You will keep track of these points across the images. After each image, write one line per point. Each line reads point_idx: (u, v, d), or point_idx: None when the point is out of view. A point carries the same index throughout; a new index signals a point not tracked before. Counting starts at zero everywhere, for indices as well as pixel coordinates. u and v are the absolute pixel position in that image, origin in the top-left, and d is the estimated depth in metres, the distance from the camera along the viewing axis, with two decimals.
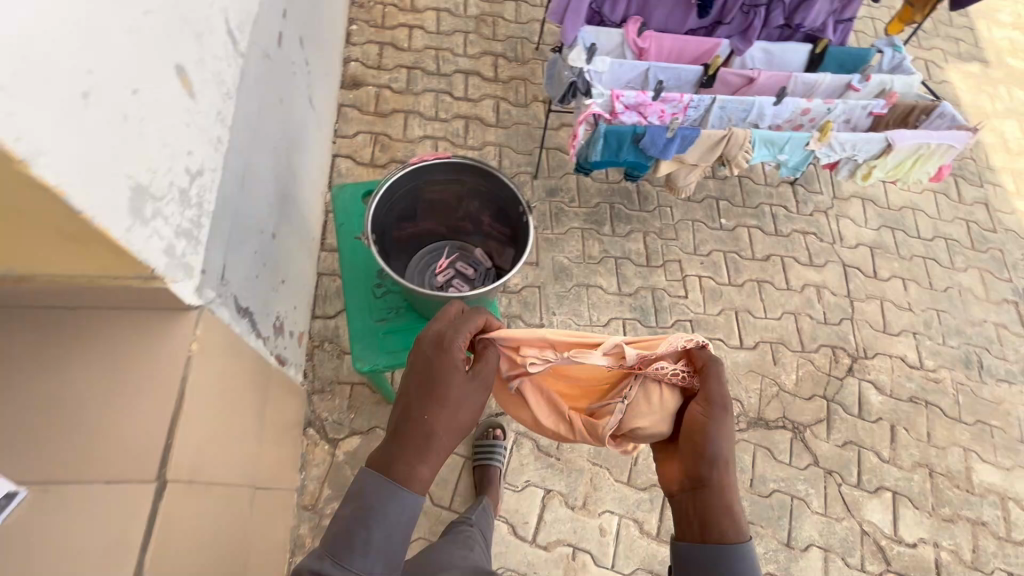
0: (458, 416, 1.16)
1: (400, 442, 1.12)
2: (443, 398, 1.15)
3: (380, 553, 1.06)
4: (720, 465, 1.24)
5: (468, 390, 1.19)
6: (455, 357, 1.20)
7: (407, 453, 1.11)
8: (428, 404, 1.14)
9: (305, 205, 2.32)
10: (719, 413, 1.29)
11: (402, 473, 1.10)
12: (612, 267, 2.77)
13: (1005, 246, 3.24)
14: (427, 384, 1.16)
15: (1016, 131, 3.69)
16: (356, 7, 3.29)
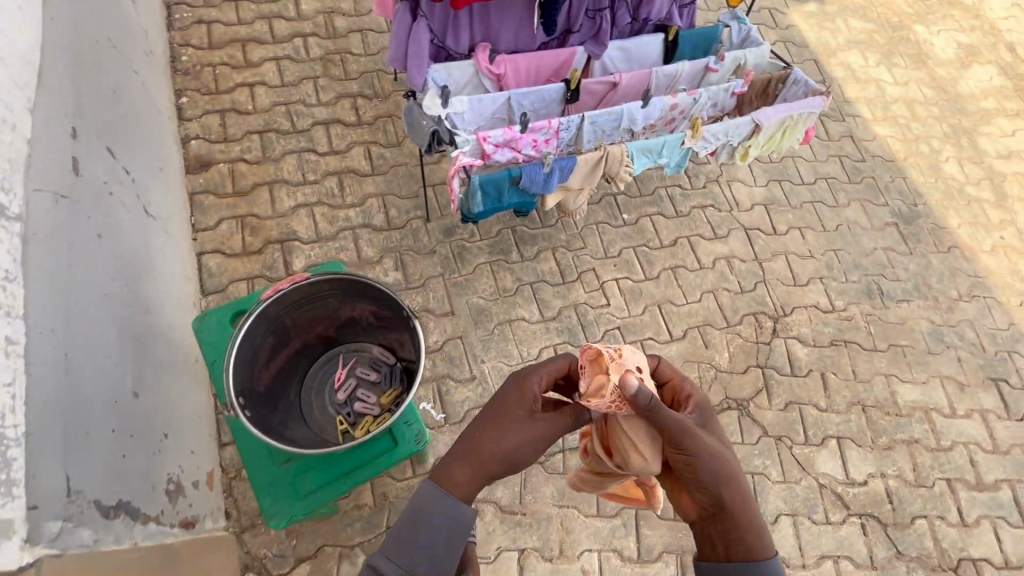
0: (509, 440, 1.26)
1: (461, 456, 1.24)
2: (503, 423, 1.28)
3: (426, 557, 1.13)
4: (720, 488, 1.23)
5: (526, 418, 1.29)
6: (529, 391, 1.33)
7: (459, 465, 1.22)
8: (490, 423, 1.28)
9: (175, 330, 2.02)
10: (697, 441, 1.24)
11: (451, 484, 1.20)
12: (530, 295, 2.67)
13: (875, 172, 3.47)
14: (500, 408, 1.31)
15: (860, 60, 3.94)
16: (181, 76, 2.90)
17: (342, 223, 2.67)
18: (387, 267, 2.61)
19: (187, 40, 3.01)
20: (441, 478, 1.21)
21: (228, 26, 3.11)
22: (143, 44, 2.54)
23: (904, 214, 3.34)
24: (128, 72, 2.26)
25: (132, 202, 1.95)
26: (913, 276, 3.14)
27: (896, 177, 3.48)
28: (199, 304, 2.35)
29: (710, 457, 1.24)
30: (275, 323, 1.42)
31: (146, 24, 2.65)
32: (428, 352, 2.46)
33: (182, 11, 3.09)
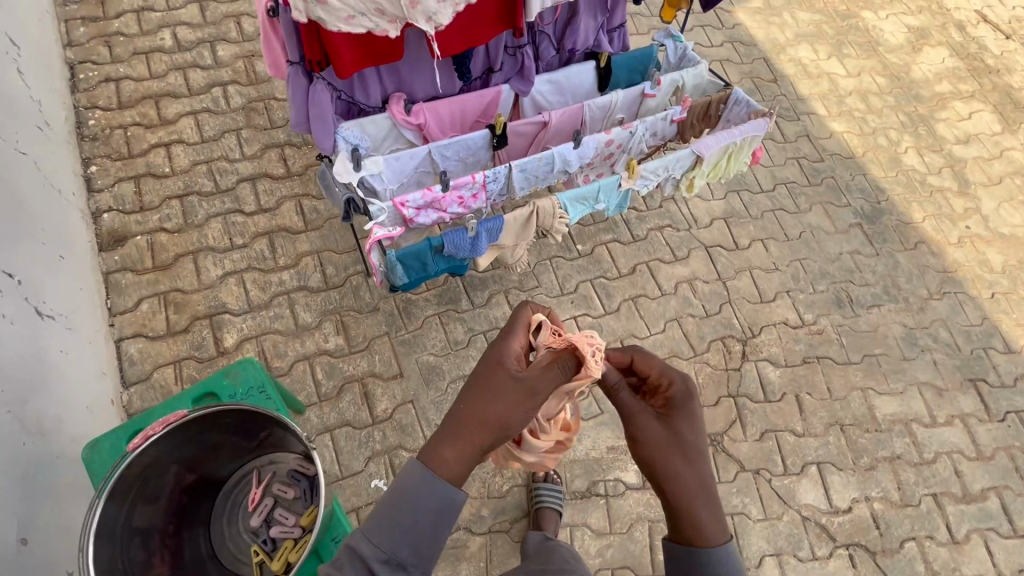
0: (495, 410, 1.07)
1: (446, 435, 1.06)
2: (486, 393, 1.09)
3: (409, 543, 0.97)
4: (663, 481, 1.08)
5: (511, 385, 1.09)
6: (509, 347, 1.17)
7: (446, 445, 1.05)
8: (470, 398, 1.09)
9: (85, 441, 1.82)
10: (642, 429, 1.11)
11: (441, 467, 1.03)
12: (484, 346, 2.51)
13: (835, 171, 3.36)
14: (478, 378, 1.12)
15: (811, 54, 3.83)
16: (88, 142, 2.67)
17: (275, 288, 2.48)
18: (328, 332, 2.43)
19: (94, 102, 2.78)
20: (427, 463, 1.04)
21: (138, 82, 2.89)
22: (35, 116, 2.32)
23: (867, 213, 3.24)
24: (13, 153, 2.06)
25: (18, 305, 1.75)
26: (882, 279, 3.04)
27: (856, 174, 3.37)
28: (119, 399, 2.14)
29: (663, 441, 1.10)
30: (158, 461, 1.25)
31: (38, 93, 2.43)
32: (378, 422, 2.29)
33: (87, 70, 2.86)
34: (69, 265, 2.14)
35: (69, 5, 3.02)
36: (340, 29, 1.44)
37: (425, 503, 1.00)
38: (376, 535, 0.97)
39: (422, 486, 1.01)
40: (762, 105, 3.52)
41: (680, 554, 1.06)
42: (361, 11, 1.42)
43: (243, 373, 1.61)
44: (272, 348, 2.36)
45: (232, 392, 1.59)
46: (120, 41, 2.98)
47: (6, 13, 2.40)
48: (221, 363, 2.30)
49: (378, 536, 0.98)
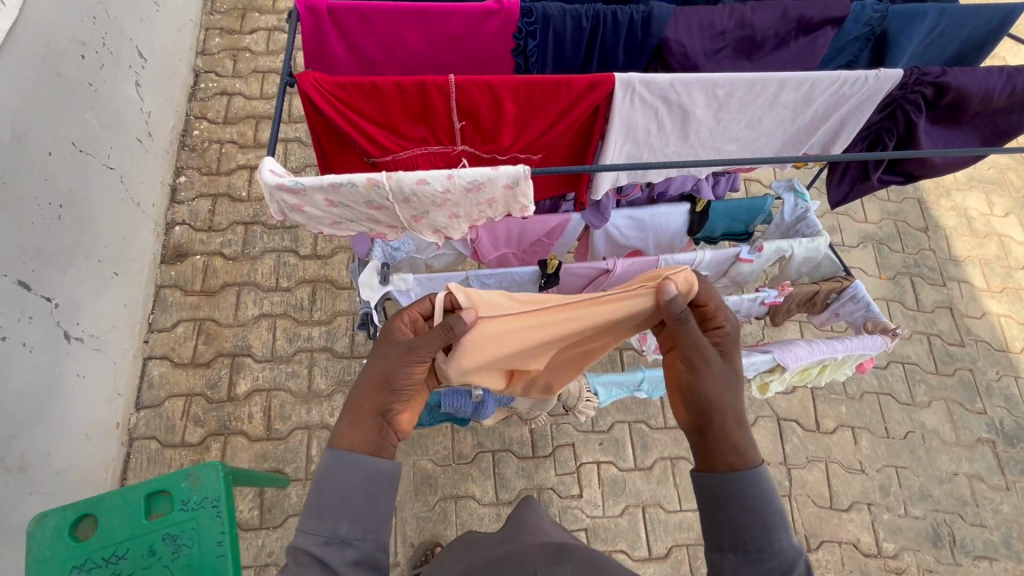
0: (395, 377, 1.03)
1: (353, 419, 1.00)
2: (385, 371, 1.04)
3: (346, 514, 0.91)
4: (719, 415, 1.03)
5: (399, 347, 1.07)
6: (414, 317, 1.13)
7: (352, 423, 1.00)
8: (375, 385, 1.03)
9: (68, 473, 1.85)
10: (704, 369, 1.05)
11: (353, 439, 0.98)
12: (488, 468, 2.25)
13: (975, 363, 2.69)
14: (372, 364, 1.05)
15: (982, 206, 3.13)
16: (186, 151, 2.79)
17: (301, 344, 2.41)
18: (336, 405, 2.31)
19: (203, 113, 2.90)
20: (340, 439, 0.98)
21: (247, 100, 2.96)
22: (138, 129, 2.43)
23: (1006, 430, 2.56)
24: (99, 168, 2.14)
25: (45, 329, 1.80)
26: (1005, 523, 2.38)
27: (1004, 374, 2.69)
28: (126, 421, 2.17)
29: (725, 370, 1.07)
30: None
31: (150, 104, 2.55)
32: None
33: (208, 80, 2.99)
34: (119, 282, 2.21)
35: (213, 14, 3.18)
36: (322, 231, 1.02)
37: (346, 478, 0.94)
38: (317, 522, 0.90)
39: (339, 459, 0.95)
40: (899, 257, 2.92)
41: (710, 482, 0.98)
42: (348, 219, 0.99)
43: (203, 478, 1.49)
44: (278, 408, 2.29)
45: (186, 497, 1.47)
46: (246, 57, 3.08)
47: (143, 27, 2.54)
48: (226, 410, 2.27)
49: (308, 521, 0.91)
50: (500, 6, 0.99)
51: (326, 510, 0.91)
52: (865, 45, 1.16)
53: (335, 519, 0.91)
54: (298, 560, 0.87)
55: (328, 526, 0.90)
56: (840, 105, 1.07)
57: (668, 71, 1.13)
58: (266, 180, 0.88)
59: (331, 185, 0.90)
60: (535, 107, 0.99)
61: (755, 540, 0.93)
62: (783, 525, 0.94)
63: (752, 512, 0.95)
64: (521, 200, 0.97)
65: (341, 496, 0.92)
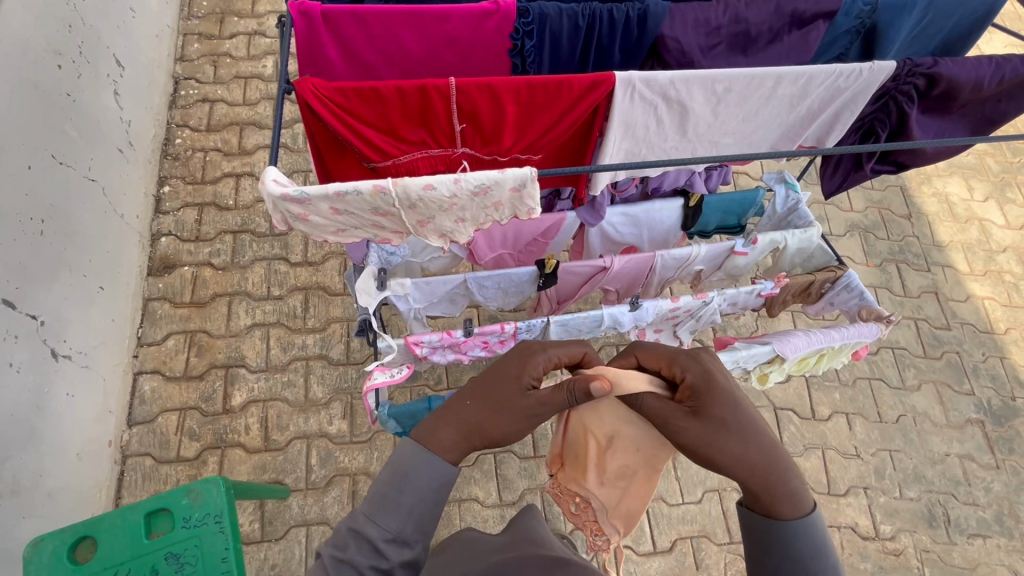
0: (503, 418, 0.96)
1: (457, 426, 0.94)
2: (501, 398, 0.97)
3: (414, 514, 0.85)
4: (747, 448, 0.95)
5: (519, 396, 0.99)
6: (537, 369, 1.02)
7: (442, 424, 0.94)
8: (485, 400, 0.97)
9: (62, 494, 1.81)
10: (685, 424, 0.99)
11: (455, 442, 0.93)
12: (490, 470, 2.25)
13: (961, 346, 2.76)
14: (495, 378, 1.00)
15: (963, 191, 3.20)
16: (169, 160, 2.73)
17: (296, 352, 2.38)
18: (334, 413, 2.29)
19: (185, 120, 2.84)
20: (425, 433, 0.93)
21: (230, 107, 2.91)
22: (119, 139, 2.37)
23: (994, 410, 2.62)
24: (81, 180, 2.09)
25: (32, 348, 1.75)
26: (996, 501, 2.44)
27: (989, 355, 2.76)
28: (118, 439, 2.12)
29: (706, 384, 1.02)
30: None
31: (130, 113, 2.50)
32: None
33: (189, 87, 2.93)
34: (106, 297, 2.16)
35: (191, 19, 3.11)
36: (326, 240, 1.01)
37: (423, 482, 0.87)
38: (379, 514, 0.84)
39: (421, 453, 0.90)
40: (885, 244, 2.97)
41: (753, 525, 0.90)
42: (353, 227, 0.97)
43: (204, 494, 1.47)
44: (275, 418, 2.25)
45: (187, 515, 1.45)
46: (226, 62, 3.02)
47: (120, 34, 2.48)
48: (223, 422, 2.23)
49: (377, 514, 0.85)
50: (496, 6, 0.98)
51: (395, 506, 0.85)
52: (855, 38, 1.17)
53: (401, 517, 0.85)
54: (359, 545, 0.83)
55: (395, 525, 0.84)
56: (836, 97, 1.08)
57: (664, 67, 1.14)
58: (270, 190, 0.86)
59: (337, 194, 0.89)
60: (537, 108, 0.98)
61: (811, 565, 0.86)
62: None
63: (796, 560, 0.86)
64: (529, 203, 0.96)
65: (417, 500, 0.86)
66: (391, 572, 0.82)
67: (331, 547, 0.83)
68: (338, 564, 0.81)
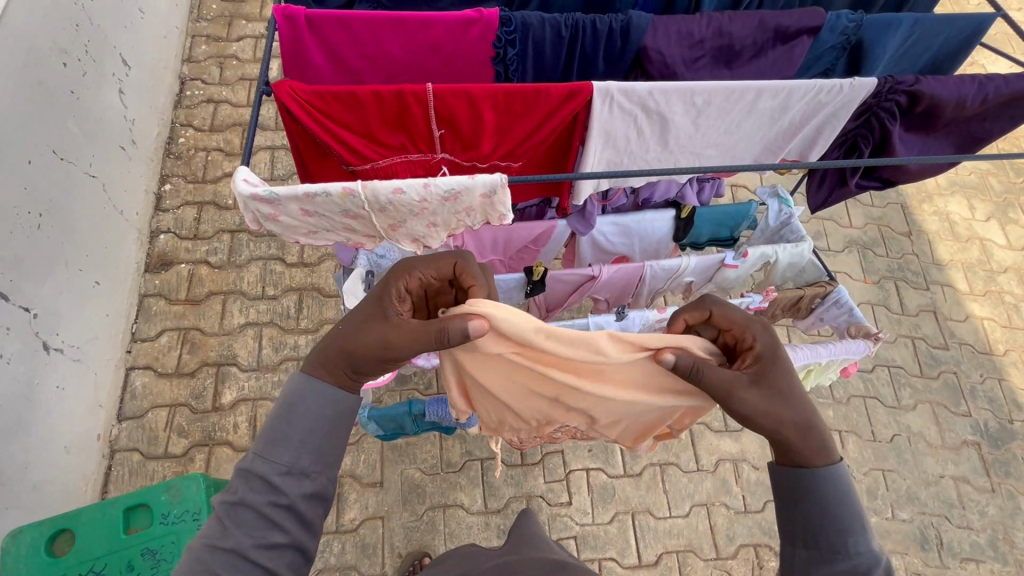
0: (358, 341, 0.93)
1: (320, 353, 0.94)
2: (362, 323, 0.95)
3: (300, 438, 0.86)
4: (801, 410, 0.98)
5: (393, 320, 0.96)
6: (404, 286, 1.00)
7: (327, 355, 0.93)
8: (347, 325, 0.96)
9: (47, 486, 1.82)
10: (773, 382, 0.98)
11: (318, 367, 0.93)
12: (476, 476, 2.24)
13: (959, 366, 2.72)
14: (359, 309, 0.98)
15: (964, 210, 3.17)
16: (172, 158, 2.77)
17: (287, 352, 2.39)
18: None
19: (189, 120, 2.88)
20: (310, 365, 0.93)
21: (234, 108, 2.95)
22: (121, 136, 2.41)
23: (991, 432, 2.59)
24: (81, 176, 2.12)
25: (23, 340, 1.77)
26: (991, 525, 2.40)
27: (987, 376, 2.72)
28: (107, 433, 2.14)
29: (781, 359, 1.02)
30: None
31: (134, 112, 2.53)
32: (338, 531, 2.11)
33: (194, 88, 2.97)
34: (101, 292, 2.18)
35: (200, 22, 3.16)
36: (298, 241, 1.02)
37: (312, 409, 0.89)
38: (272, 452, 0.85)
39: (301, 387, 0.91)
40: (884, 261, 2.95)
41: (786, 478, 0.95)
42: (325, 228, 0.98)
43: (184, 491, 1.48)
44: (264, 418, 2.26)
45: (166, 511, 1.46)
46: (232, 64, 3.07)
47: (127, 35, 2.52)
48: (212, 420, 2.23)
49: (267, 449, 0.85)
50: (479, 15, 1.00)
51: (284, 439, 0.86)
52: (841, 54, 1.17)
53: (292, 449, 0.86)
54: (250, 484, 0.83)
55: (289, 458, 0.85)
56: (817, 112, 1.08)
57: (648, 78, 1.14)
58: (240, 190, 0.87)
59: (306, 195, 0.89)
60: (515, 115, 0.99)
61: (827, 529, 0.89)
62: (863, 524, 0.89)
63: (831, 510, 0.90)
64: (501, 209, 0.95)
65: (305, 429, 0.88)
66: (293, 506, 0.83)
67: (221, 495, 0.83)
68: (231, 508, 0.81)
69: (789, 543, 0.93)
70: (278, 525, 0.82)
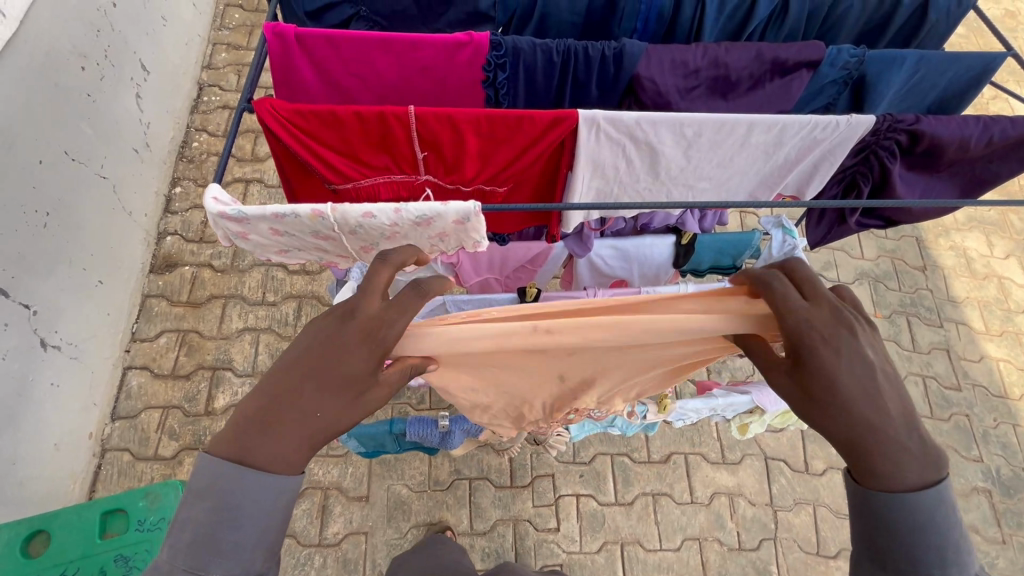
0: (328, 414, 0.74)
1: (248, 436, 0.70)
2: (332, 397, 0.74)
3: (250, 538, 0.68)
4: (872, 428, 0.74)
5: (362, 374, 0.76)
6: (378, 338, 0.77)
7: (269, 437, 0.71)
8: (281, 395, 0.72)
9: (34, 483, 1.83)
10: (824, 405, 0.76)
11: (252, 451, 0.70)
12: (464, 496, 2.20)
13: (972, 409, 2.62)
14: (293, 370, 0.73)
15: (982, 246, 3.08)
16: (184, 162, 2.82)
17: None
18: None
19: (204, 125, 2.94)
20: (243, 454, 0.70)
21: (248, 114, 3.00)
22: (135, 139, 2.46)
23: (1004, 480, 2.48)
24: (92, 177, 2.16)
25: (21, 336, 1.79)
26: None
27: (1002, 420, 2.61)
28: (99, 432, 2.15)
29: (851, 361, 0.76)
30: None
31: (150, 116, 2.59)
32: (321, 544, 2.09)
33: (212, 94, 3.04)
34: (103, 291, 2.21)
35: (222, 30, 3.24)
36: (270, 259, 1.01)
37: (258, 500, 0.69)
38: (211, 564, 0.66)
39: (226, 477, 0.69)
40: (896, 295, 2.87)
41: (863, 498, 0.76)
42: (295, 248, 0.98)
43: (162, 498, 1.49)
44: None
45: (142, 517, 1.47)
46: (250, 72, 3.13)
47: (149, 41, 2.59)
48: (203, 424, 2.24)
49: (199, 561, 0.66)
50: (469, 38, 0.99)
51: (229, 545, 0.67)
52: (843, 89, 1.14)
53: (237, 555, 0.68)
54: None
55: (237, 566, 0.67)
56: (813, 149, 1.05)
57: (641, 107, 1.12)
58: (208, 208, 0.86)
59: (275, 215, 0.88)
60: (498, 140, 0.97)
61: (912, 555, 0.72)
62: (956, 551, 0.73)
63: (915, 535, 0.72)
64: (474, 236, 0.94)
65: (254, 528, 0.68)
66: None
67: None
68: None
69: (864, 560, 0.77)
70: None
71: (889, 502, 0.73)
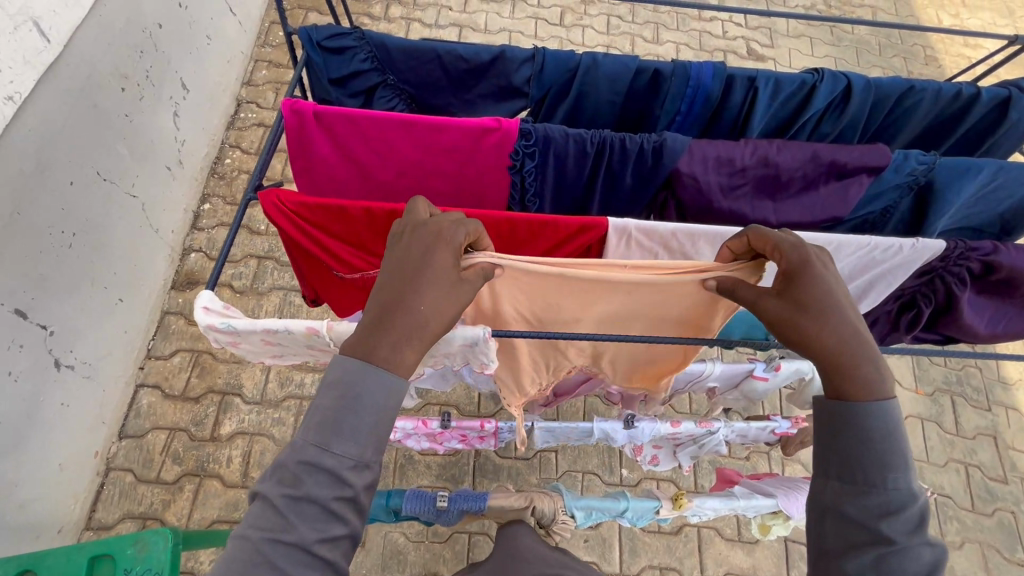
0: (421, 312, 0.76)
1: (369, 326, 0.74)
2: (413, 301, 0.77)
3: (365, 428, 0.71)
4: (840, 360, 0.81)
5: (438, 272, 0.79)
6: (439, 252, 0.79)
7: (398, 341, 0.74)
8: (392, 287, 0.76)
9: (35, 505, 1.83)
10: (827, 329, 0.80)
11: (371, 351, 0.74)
12: (462, 549, 2.12)
13: (1019, 505, 2.41)
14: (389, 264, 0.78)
15: None
16: (215, 178, 2.85)
17: (292, 390, 2.36)
18: None
19: (238, 142, 2.97)
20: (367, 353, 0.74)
21: None
22: (169, 157, 2.49)
23: None
24: (122, 196, 2.18)
25: (35, 358, 1.80)
26: None
27: None
28: (105, 451, 2.15)
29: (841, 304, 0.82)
30: None
31: (186, 133, 2.62)
32: None
33: (248, 111, 3.07)
34: (122, 309, 2.22)
35: (265, 47, 3.28)
36: (266, 361, 1.13)
37: (375, 396, 0.72)
38: (334, 441, 0.70)
39: (364, 374, 0.72)
40: (940, 371, 2.67)
41: (833, 411, 0.81)
42: (287, 354, 1.08)
43: (151, 547, 1.41)
44: (258, 455, 2.22)
45: (130, 565, 1.40)
46: None
47: (192, 60, 2.62)
48: (207, 450, 2.22)
49: (325, 436, 0.70)
50: (498, 124, 0.94)
51: (349, 429, 0.70)
52: (906, 194, 1.04)
53: (355, 438, 0.70)
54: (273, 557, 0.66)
55: (355, 448, 0.70)
56: (869, 268, 0.98)
57: (678, 204, 1.04)
58: (202, 319, 0.96)
59: (265, 330, 0.96)
60: (525, 240, 0.98)
61: (864, 468, 0.76)
62: (908, 461, 0.77)
63: (869, 444, 0.77)
64: (483, 356, 1.04)
65: (370, 417, 0.71)
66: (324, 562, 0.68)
67: (280, 485, 0.69)
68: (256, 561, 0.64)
69: (821, 474, 0.80)
70: (341, 517, 0.69)
71: (862, 414, 0.78)
